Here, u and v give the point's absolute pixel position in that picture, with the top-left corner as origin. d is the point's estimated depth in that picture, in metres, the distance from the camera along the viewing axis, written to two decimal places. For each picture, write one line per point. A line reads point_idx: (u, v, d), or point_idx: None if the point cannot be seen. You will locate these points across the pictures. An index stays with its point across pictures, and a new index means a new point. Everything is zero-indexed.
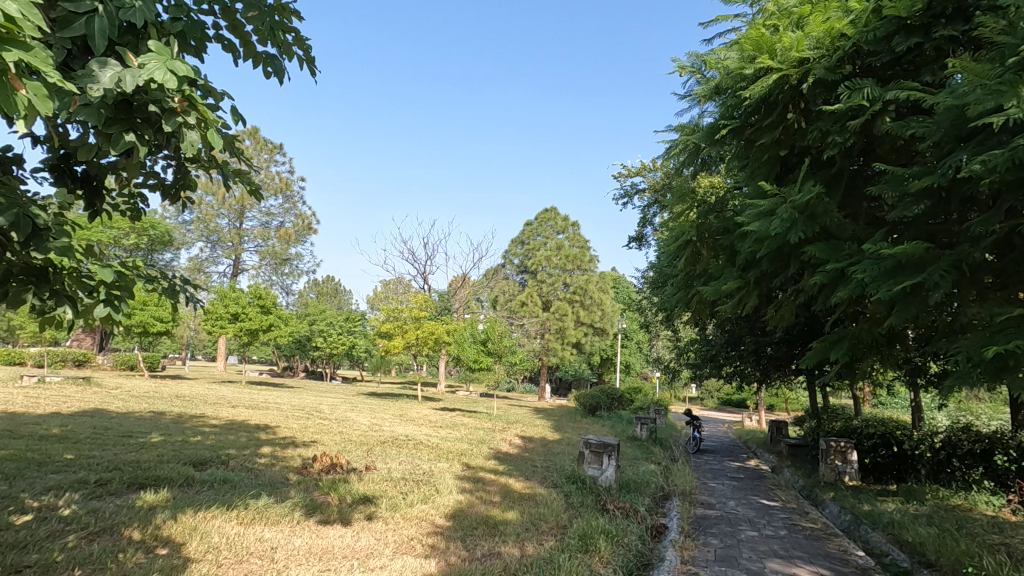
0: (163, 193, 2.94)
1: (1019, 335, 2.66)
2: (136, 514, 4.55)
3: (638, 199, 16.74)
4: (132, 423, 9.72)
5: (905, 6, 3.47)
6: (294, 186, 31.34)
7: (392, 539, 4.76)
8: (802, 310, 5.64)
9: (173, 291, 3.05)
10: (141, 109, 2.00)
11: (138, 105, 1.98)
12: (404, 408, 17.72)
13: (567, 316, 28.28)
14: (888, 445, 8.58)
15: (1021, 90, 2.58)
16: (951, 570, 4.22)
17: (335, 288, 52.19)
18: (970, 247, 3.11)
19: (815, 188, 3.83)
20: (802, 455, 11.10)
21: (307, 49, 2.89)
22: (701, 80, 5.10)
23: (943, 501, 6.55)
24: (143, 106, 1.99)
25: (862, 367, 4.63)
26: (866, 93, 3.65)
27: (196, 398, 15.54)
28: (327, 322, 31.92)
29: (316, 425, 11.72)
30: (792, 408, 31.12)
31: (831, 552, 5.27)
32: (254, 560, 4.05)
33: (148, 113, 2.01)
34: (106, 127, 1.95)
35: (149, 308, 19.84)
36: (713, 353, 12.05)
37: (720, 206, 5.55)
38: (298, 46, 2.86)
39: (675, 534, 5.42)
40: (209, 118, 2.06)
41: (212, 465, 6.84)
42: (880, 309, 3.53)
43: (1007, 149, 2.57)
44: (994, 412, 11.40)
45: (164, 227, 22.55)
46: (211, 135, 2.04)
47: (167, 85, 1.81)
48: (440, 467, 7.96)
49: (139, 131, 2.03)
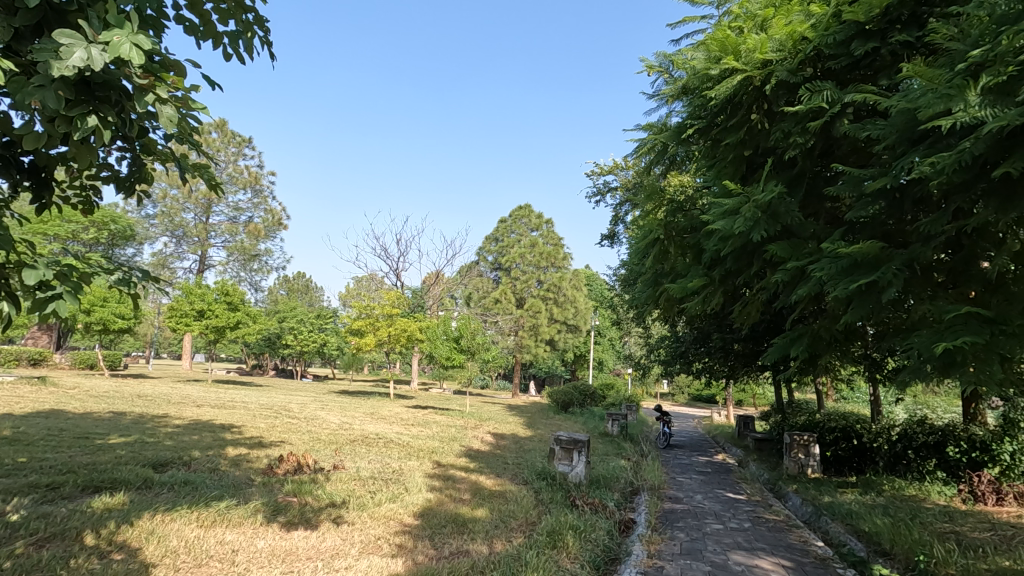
0: (117, 185, 2.78)
1: (967, 331, 2.76)
2: (90, 518, 4.39)
3: (610, 197, 16.87)
4: (90, 424, 9.38)
5: (863, 12, 3.57)
6: (263, 180, 30.64)
7: (358, 539, 4.69)
8: (766, 306, 5.77)
9: (132, 286, 2.89)
10: (102, 87, 1.88)
11: (99, 83, 1.87)
12: (377, 406, 17.52)
13: (541, 313, 28.43)
14: (848, 438, 8.90)
15: (969, 94, 2.66)
16: (905, 558, 4.37)
17: (307, 285, 51.11)
18: (921, 247, 3.20)
19: (777, 187, 3.90)
20: (769, 449, 11.32)
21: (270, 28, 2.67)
22: (669, 80, 5.14)
23: (899, 491, 6.78)
24: (104, 84, 1.88)
25: (821, 362, 4.77)
26: (826, 95, 3.73)
27: (160, 397, 15.11)
28: (298, 319, 31.32)
29: (284, 424, 11.49)
30: (759, 403, 31.99)
31: (793, 543, 5.41)
32: (213, 563, 3.94)
33: (109, 92, 1.90)
34: (66, 110, 1.81)
35: (110, 304, 19.16)
36: (682, 350, 12.21)
37: (688, 205, 5.62)
38: (261, 27, 2.66)
39: (642, 529, 5.51)
40: None
41: (173, 466, 6.64)
42: (837, 306, 3.61)
43: (954, 152, 2.63)
44: (948, 405, 11.90)
45: (126, 221, 21.90)
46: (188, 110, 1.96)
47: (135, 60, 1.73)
48: (410, 465, 7.88)
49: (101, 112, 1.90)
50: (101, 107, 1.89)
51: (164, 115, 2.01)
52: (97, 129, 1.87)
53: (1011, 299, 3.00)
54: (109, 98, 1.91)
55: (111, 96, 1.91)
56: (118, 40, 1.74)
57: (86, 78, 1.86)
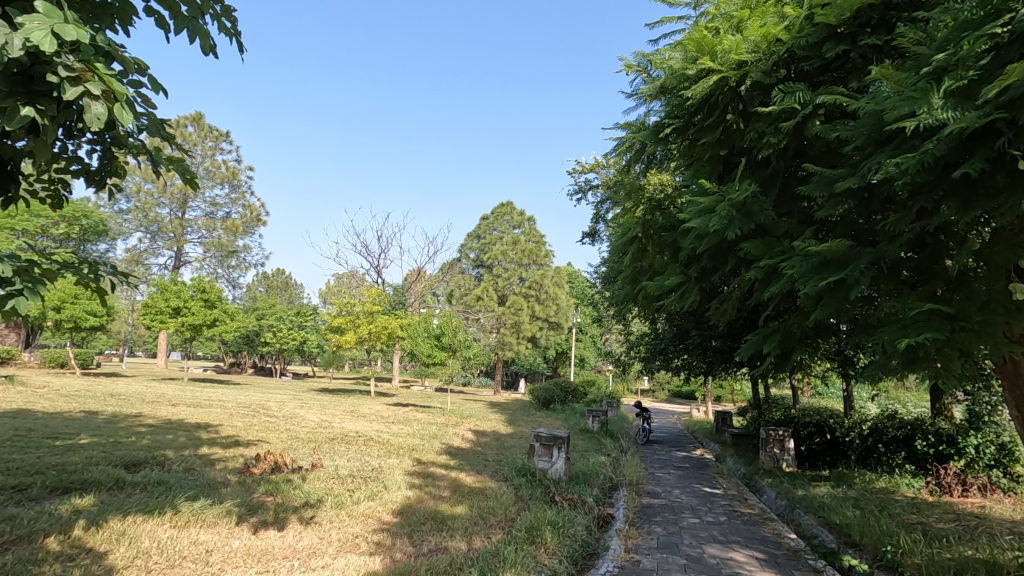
0: (87, 180, 2.71)
1: (928, 328, 2.85)
2: (57, 520, 4.29)
3: (592, 195, 16.90)
4: (58, 424, 9.13)
5: (835, 15, 3.65)
6: (242, 175, 30.07)
7: (336, 538, 4.66)
8: (740, 303, 5.86)
9: (100, 281, 2.84)
10: (43, 82, 1.84)
11: (38, 76, 1.82)
12: (357, 404, 17.37)
13: (523, 310, 28.47)
14: (822, 432, 9.11)
15: (932, 98, 2.72)
16: (873, 550, 4.49)
17: (286, 283, 50.48)
18: (887, 245, 3.28)
19: (751, 186, 3.98)
20: (746, 444, 11.52)
21: (238, 18, 2.62)
22: (648, 79, 5.18)
23: (869, 484, 6.95)
24: (44, 77, 1.84)
25: (794, 359, 4.88)
26: (798, 96, 3.81)
27: (134, 396, 14.72)
28: (277, 316, 30.91)
29: (262, 422, 11.33)
30: (737, 399, 32.60)
31: (766, 536, 5.53)
32: (186, 564, 3.88)
33: (50, 85, 1.85)
34: (1, 100, 1.75)
35: (81, 301, 18.66)
36: (662, 347, 12.31)
37: (667, 203, 5.68)
38: (229, 19, 2.61)
39: (620, 524, 5.58)
40: (120, 88, 1.84)
41: (146, 466, 6.53)
42: (807, 303, 3.70)
43: (917, 153, 2.70)
44: (918, 400, 12.24)
45: (98, 216, 21.21)
46: (123, 109, 1.82)
47: (46, 44, 1.61)
48: (390, 463, 7.85)
49: (38, 105, 1.84)
50: (38, 99, 1.83)
51: (94, 111, 1.79)
52: (35, 121, 1.81)
53: (971, 296, 3.09)
54: (49, 93, 1.86)
55: (52, 90, 1.86)
56: (35, 24, 1.64)
57: (25, 69, 1.81)
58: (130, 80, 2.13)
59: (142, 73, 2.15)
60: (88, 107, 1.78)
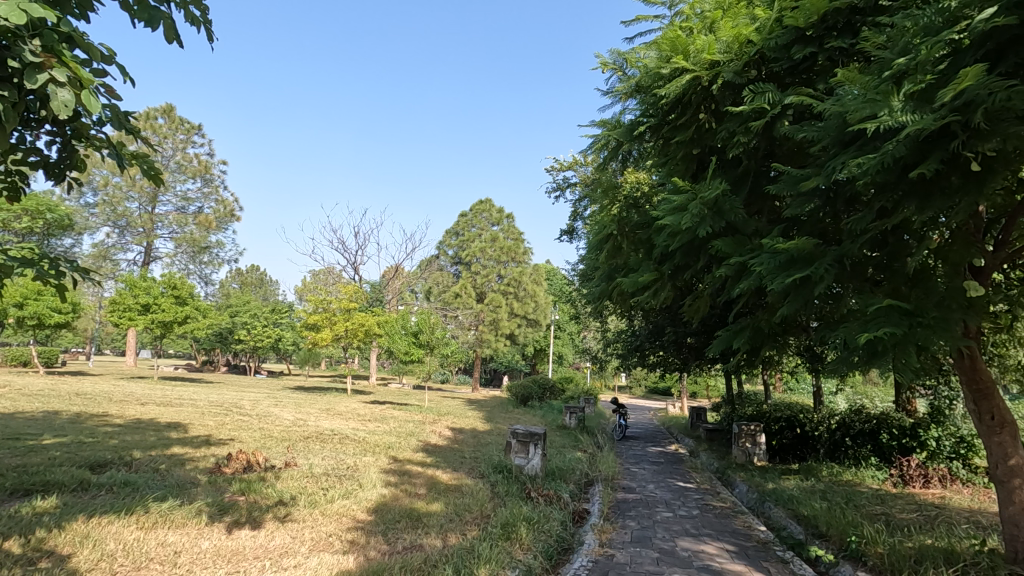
0: (46, 172, 2.63)
1: (887, 322, 2.94)
2: (18, 522, 4.15)
3: (570, 192, 17.00)
4: (20, 425, 8.83)
5: (803, 18, 3.75)
6: (215, 169, 29.39)
7: (309, 537, 4.61)
8: (712, 300, 5.96)
9: (61, 277, 2.73)
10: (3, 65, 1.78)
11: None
12: (332, 402, 17.19)
13: (501, 307, 28.50)
14: (792, 427, 9.28)
15: (893, 100, 2.79)
16: (838, 541, 4.62)
17: (260, 279, 49.70)
18: (850, 243, 3.39)
19: (722, 185, 4.03)
20: (719, 439, 11.71)
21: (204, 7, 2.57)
22: (623, 78, 5.19)
23: (836, 476, 7.14)
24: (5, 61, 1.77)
25: (763, 354, 4.97)
26: (768, 97, 3.88)
27: (102, 396, 14.29)
28: (252, 313, 30.41)
29: (235, 422, 11.09)
30: (711, 395, 33.26)
31: (737, 528, 5.64)
32: (154, 566, 3.80)
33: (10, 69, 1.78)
34: None
35: (45, 298, 18.06)
36: (638, 344, 12.42)
37: (642, 201, 5.73)
38: (196, 8, 2.55)
39: (595, 519, 5.66)
40: (86, 75, 1.79)
41: (112, 467, 6.35)
42: (775, 300, 3.79)
43: (877, 154, 2.78)
44: (884, 394, 12.64)
45: (63, 210, 20.45)
46: (89, 97, 1.78)
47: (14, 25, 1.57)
48: (365, 461, 7.80)
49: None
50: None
51: (60, 98, 1.75)
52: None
53: (928, 294, 3.19)
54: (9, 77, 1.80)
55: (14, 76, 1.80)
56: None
57: None
58: (95, 68, 2.08)
59: (107, 62, 2.10)
60: (54, 95, 1.73)
